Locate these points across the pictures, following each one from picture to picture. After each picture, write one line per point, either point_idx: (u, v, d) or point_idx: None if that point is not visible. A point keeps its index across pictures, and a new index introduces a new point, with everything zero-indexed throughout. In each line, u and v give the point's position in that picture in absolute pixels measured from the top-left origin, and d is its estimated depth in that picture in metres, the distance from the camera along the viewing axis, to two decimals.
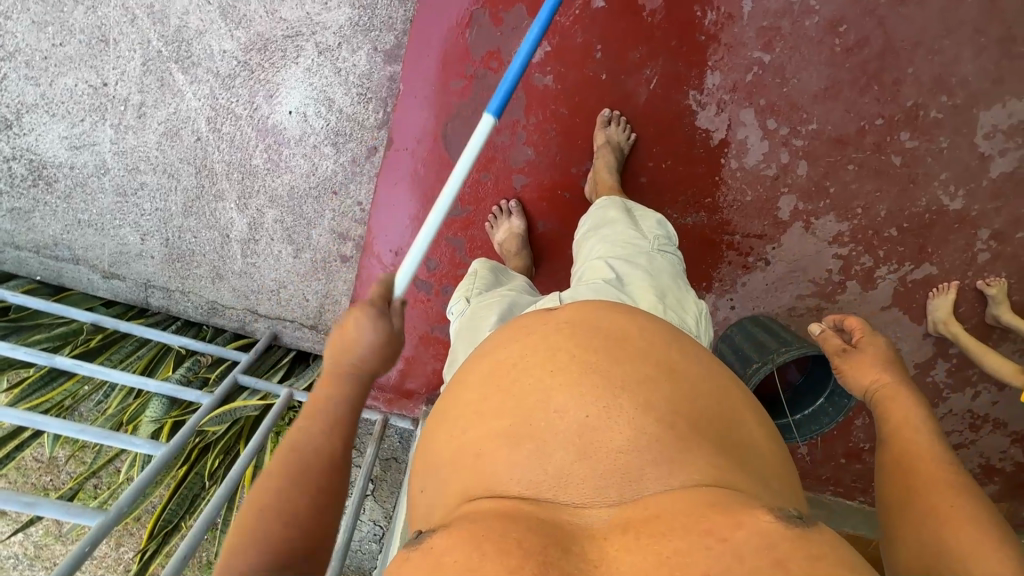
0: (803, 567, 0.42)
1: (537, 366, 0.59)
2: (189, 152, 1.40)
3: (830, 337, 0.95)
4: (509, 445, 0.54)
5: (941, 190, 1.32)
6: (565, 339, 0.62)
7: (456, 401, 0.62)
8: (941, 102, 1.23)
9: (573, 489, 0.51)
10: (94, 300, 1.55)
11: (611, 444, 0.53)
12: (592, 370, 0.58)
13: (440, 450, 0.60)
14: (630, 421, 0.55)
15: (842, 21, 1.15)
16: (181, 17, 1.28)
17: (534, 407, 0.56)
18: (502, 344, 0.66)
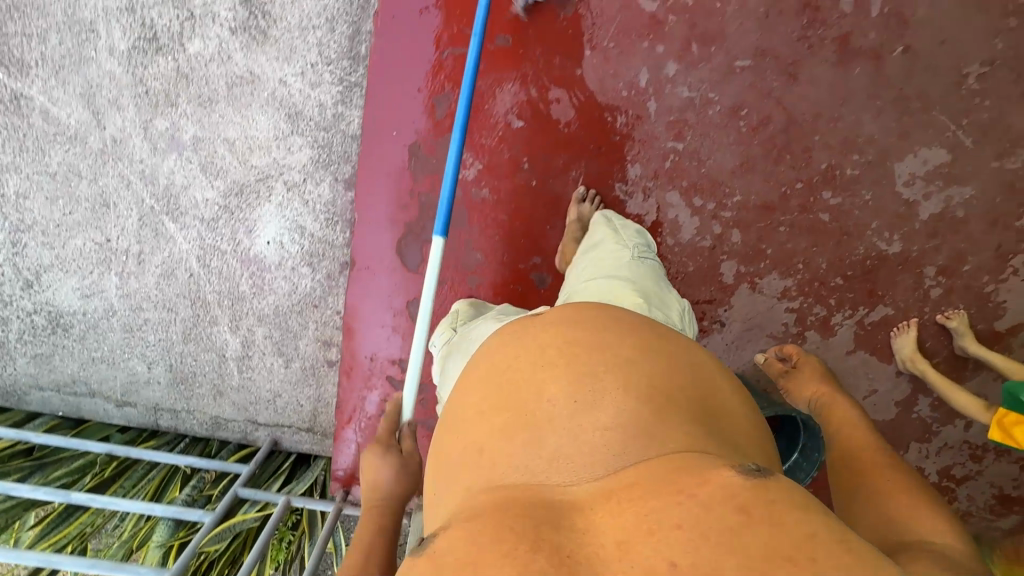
0: (763, 514, 0.47)
1: (525, 362, 0.65)
2: (185, 288, 1.56)
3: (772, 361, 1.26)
4: (508, 436, 0.59)
5: (876, 237, 1.38)
6: (550, 336, 0.67)
7: (457, 406, 0.67)
8: (854, 160, 1.31)
9: (561, 471, 0.56)
10: (110, 427, 1.69)
11: (595, 424, 0.58)
12: (580, 360, 0.63)
13: (449, 456, 0.64)
14: (612, 402, 0.59)
15: (743, 106, 1.25)
16: (168, 176, 1.46)
17: (527, 400, 0.61)
18: (493, 348, 0.71)
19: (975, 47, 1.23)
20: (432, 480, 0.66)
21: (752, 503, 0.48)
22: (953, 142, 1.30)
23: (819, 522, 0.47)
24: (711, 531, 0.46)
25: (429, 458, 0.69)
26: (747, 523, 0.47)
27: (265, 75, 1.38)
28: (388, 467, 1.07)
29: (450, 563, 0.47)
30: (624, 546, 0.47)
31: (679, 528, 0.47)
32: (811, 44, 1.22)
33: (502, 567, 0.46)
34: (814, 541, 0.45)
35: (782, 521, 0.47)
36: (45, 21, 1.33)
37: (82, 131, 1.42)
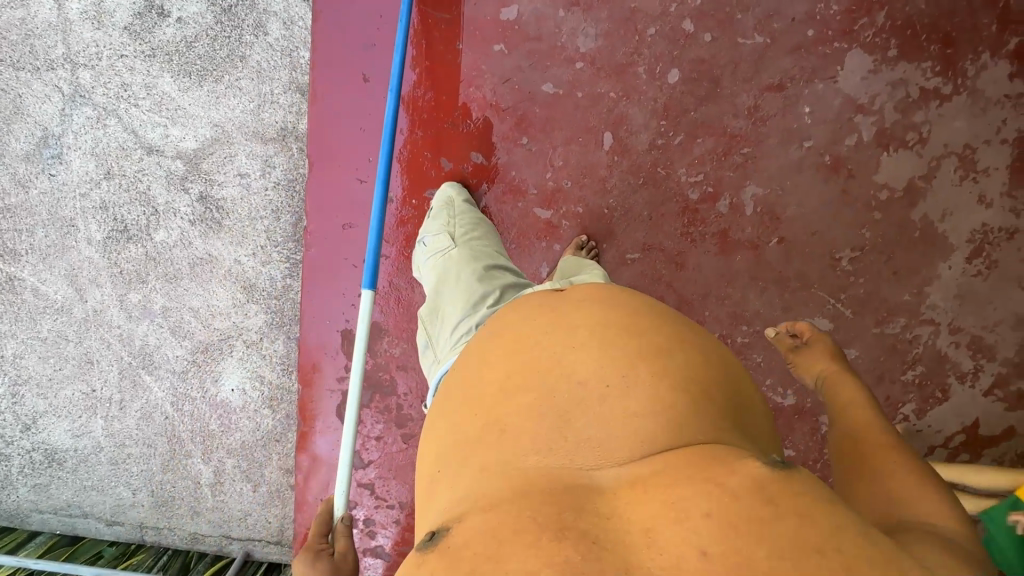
0: (790, 507, 0.49)
1: (561, 344, 0.68)
2: (161, 427, 1.76)
3: (782, 337, 1.08)
4: (534, 416, 0.63)
5: (771, 391, 1.50)
6: (579, 320, 0.71)
7: (476, 375, 0.71)
8: (744, 330, 1.44)
9: (586, 454, 0.59)
10: (103, 542, 1.89)
11: (627, 408, 0.61)
12: (612, 340, 0.68)
13: (463, 423, 0.67)
14: (642, 388, 0.63)
15: (635, 289, 1.39)
16: (142, 338, 1.65)
17: (560, 381, 0.65)
18: (518, 319, 0.76)
19: (844, 236, 1.36)
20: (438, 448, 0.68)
21: (778, 493, 0.50)
22: (834, 313, 1.43)
23: (840, 514, 0.50)
24: (737, 521, 0.48)
25: (439, 423, 0.72)
26: (777, 515, 0.48)
27: (223, 256, 1.56)
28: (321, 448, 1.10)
29: (466, 557, 0.49)
30: (651, 533, 0.49)
31: (707, 516, 0.49)
32: (693, 238, 1.36)
33: (525, 560, 0.48)
34: (835, 533, 0.47)
35: (808, 514, 0.49)
36: (32, 219, 1.54)
37: (67, 304, 1.62)
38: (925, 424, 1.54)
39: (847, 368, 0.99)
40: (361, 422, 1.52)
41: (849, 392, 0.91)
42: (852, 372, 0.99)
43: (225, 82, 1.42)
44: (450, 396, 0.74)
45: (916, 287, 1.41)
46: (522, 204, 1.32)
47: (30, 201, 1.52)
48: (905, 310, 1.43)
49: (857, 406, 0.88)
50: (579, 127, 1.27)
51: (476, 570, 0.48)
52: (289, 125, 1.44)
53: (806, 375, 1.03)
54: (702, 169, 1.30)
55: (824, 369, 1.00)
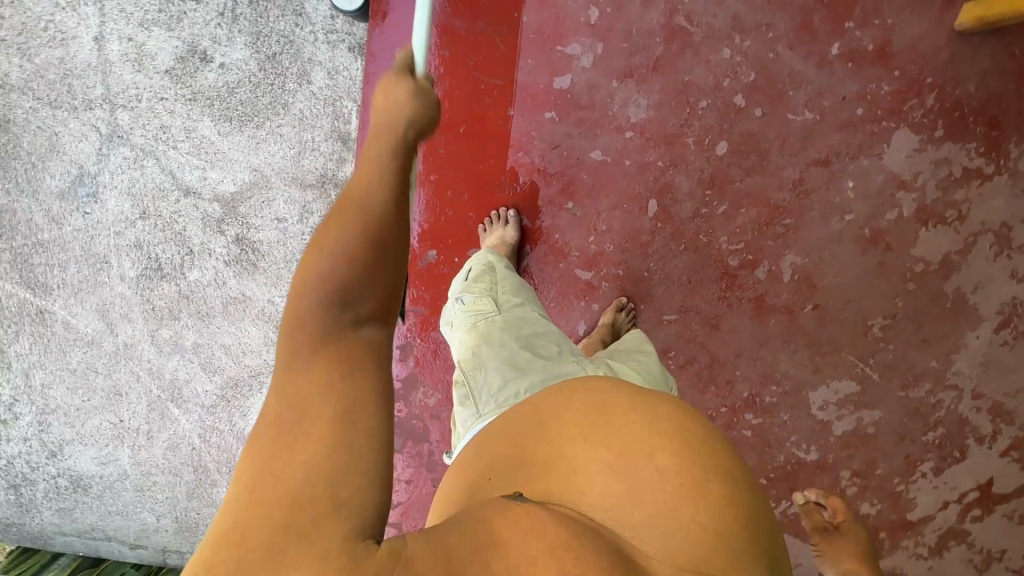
0: None
1: (644, 424, 0.66)
2: (188, 457, 1.77)
3: (813, 514, 1.09)
4: (606, 475, 0.60)
5: (795, 447, 1.54)
6: (666, 413, 0.69)
7: (556, 413, 0.70)
8: (773, 390, 1.47)
9: (645, 535, 0.56)
10: (126, 564, 1.90)
11: (695, 516, 0.58)
12: (694, 445, 0.65)
13: (530, 448, 0.66)
14: (712, 499, 0.60)
15: (670, 349, 1.41)
16: (172, 372, 1.66)
17: (640, 455, 0.62)
18: (603, 388, 0.73)
19: (878, 305, 1.38)
20: (495, 463, 0.67)
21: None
22: (861, 376, 1.46)
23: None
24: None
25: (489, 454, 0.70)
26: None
27: (256, 296, 1.56)
28: (412, 106, 0.67)
29: (542, 541, 0.46)
30: None
31: None
32: (730, 303, 1.38)
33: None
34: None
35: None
36: (64, 255, 1.53)
37: (98, 337, 1.62)
38: (941, 481, 1.58)
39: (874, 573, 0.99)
40: None
41: None
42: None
43: (266, 128, 1.41)
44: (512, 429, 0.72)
45: (943, 355, 1.44)
46: (564, 266, 1.33)
47: (63, 237, 1.51)
48: (931, 375, 1.46)
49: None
50: (625, 193, 1.28)
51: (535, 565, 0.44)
52: (328, 173, 1.43)
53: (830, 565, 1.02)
54: (743, 238, 1.32)
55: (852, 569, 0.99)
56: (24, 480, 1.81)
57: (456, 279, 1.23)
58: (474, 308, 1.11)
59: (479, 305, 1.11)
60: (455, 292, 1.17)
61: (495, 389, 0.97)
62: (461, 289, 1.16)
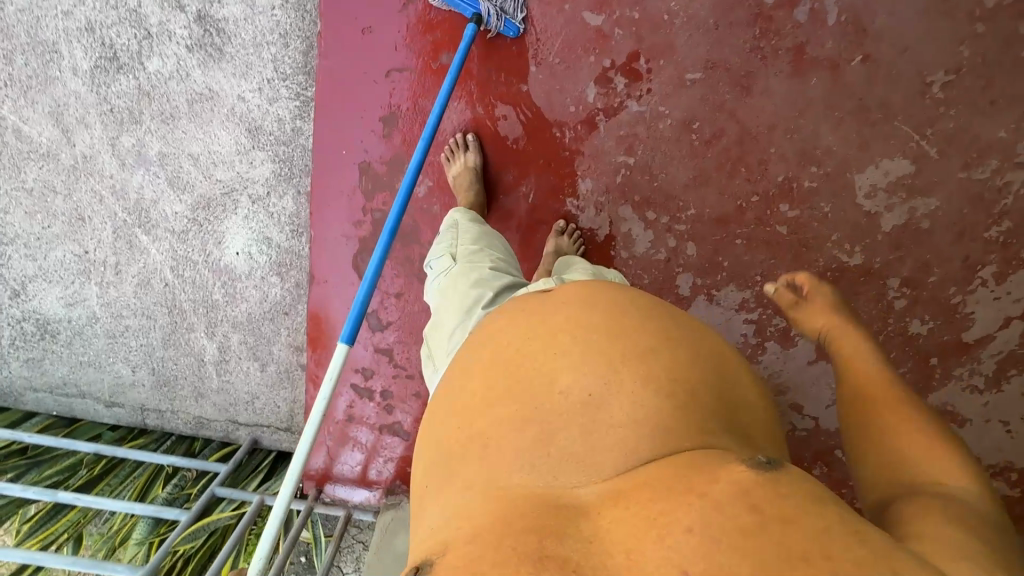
0: (776, 514, 0.48)
1: (534, 354, 0.67)
2: (161, 297, 1.62)
3: (782, 293, 0.96)
4: (511, 431, 0.63)
5: (836, 248, 1.35)
6: (560, 323, 0.69)
7: (453, 384, 0.72)
8: (813, 172, 1.28)
9: (570, 470, 0.59)
10: (102, 426, 1.79)
11: (609, 419, 0.61)
12: (599, 350, 0.65)
13: (445, 429, 0.69)
14: (628, 395, 0.62)
15: (694, 119, 1.23)
16: (138, 191, 1.50)
17: (540, 390, 0.64)
18: (499, 328, 0.73)
19: (938, 54, 1.19)
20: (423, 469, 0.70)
21: (765, 500, 0.49)
22: (916, 153, 1.26)
23: (832, 515, 0.49)
24: (718, 534, 0.47)
25: (424, 427, 0.75)
26: (762, 524, 0.47)
27: (224, 91, 1.39)
28: None
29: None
30: (632, 553, 0.49)
31: (690, 531, 0.48)
32: (763, 55, 1.19)
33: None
34: (826, 536, 0.46)
35: (797, 520, 0.47)
36: (11, 43, 1.37)
37: (53, 148, 1.46)
38: (1003, 291, 1.39)
39: (851, 318, 0.89)
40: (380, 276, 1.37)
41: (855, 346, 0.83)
42: (856, 318, 0.89)
43: None
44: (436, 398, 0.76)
45: (1013, 122, 1.23)
46: (570, 8, 1.17)
47: (7, 20, 1.35)
48: (999, 150, 1.26)
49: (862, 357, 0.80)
50: None
51: None
52: None
53: (809, 332, 0.93)
54: None
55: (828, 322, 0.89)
56: None
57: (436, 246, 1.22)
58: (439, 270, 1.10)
59: (443, 263, 1.09)
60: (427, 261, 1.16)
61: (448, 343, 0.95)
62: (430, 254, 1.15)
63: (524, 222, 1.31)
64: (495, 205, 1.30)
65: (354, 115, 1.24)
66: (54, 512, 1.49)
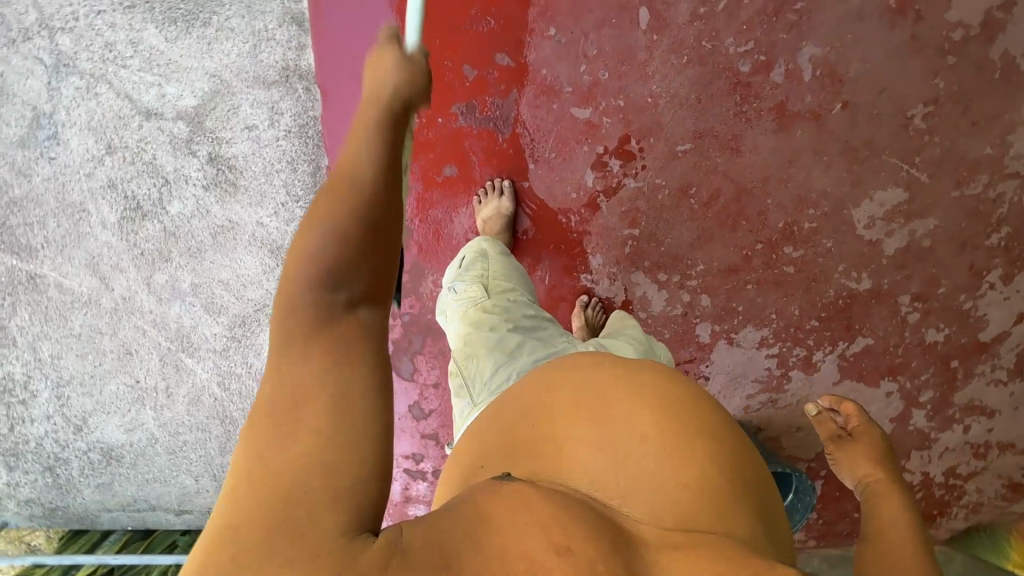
0: None
1: (623, 398, 0.69)
2: (212, 410, 1.71)
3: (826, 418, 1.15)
4: (586, 455, 0.64)
5: (844, 277, 1.40)
6: (651, 384, 0.72)
7: (537, 396, 0.74)
8: (811, 214, 1.33)
9: (632, 508, 0.60)
10: (175, 532, 1.90)
11: (680, 476, 0.62)
12: (682, 412, 0.68)
13: (514, 430, 0.71)
14: (698, 461, 0.64)
15: (690, 185, 1.29)
16: (177, 320, 1.59)
17: (618, 430, 0.66)
18: (587, 368, 0.76)
19: (915, 89, 1.23)
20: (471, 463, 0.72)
21: None
22: (908, 181, 1.31)
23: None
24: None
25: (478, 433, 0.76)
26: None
27: (244, 220, 1.47)
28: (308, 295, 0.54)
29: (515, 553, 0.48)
30: None
31: None
32: (748, 118, 1.24)
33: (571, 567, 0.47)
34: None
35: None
36: (41, 209, 1.46)
37: (94, 295, 1.56)
38: (1012, 291, 1.44)
39: (891, 468, 1.01)
40: (416, 370, 1.45)
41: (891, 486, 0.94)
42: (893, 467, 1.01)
43: (215, 25, 1.33)
44: (495, 415, 0.77)
45: (997, 138, 1.28)
46: (558, 106, 1.22)
47: (35, 189, 1.44)
48: (988, 165, 1.30)
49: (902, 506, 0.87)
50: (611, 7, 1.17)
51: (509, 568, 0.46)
52: (290, 64, 1.34)
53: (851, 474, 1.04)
54: (752, 35, 1.19)
55: (869, 470, 1.01)
56: (56, 460, 1.77)
57: (454, 265, 1.24)
58: (467, 295, 1.13)
59: (472, 292, 1.13)
60: (449, 282, 1.18)
61: (490, 383, 1.01)
62: (457, 274, 1.18)
63: (544, 302, 1.39)
64: None
65: None
66: None
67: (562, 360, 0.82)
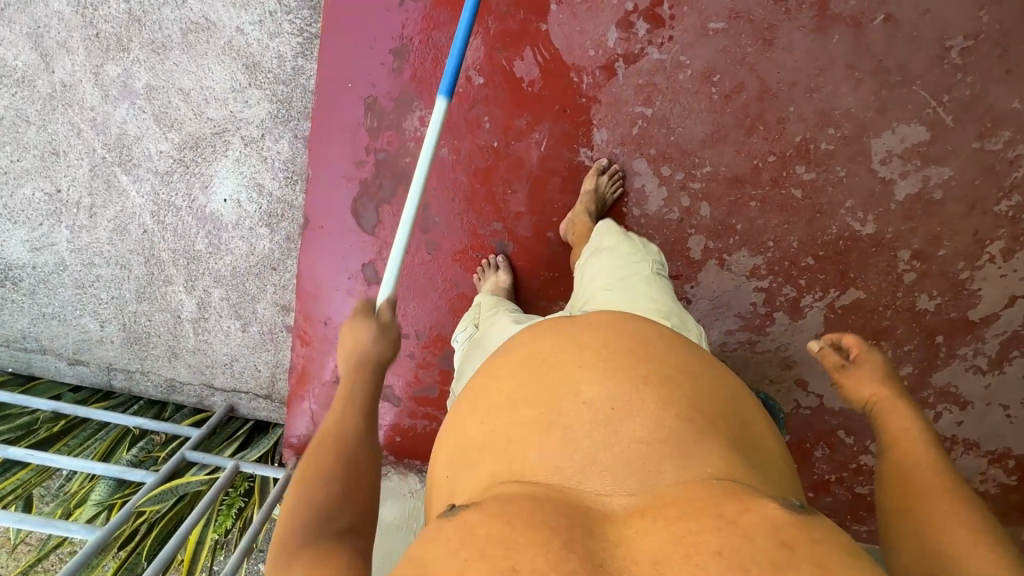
0: (807, 554, 0.44)
1: (562, 361, 0.64)
2: (138, 244, 1.51)
3: (827, 355, 0.97)
4: (534, 437, 0.58)
5: (849, 215, 1.32)
6: (591, 339, 0.66)
7: (482, 385, 0.68)
8: (831, 134, 1.26)
9: (594, 479, 0.54)
10: (62, 386, 1.65)
11: (632, 436, 0.56)
12: (623, 362, 0.62)
13: (469, 427, 0.64)
14: (651, 409, 0.58)
15: (715, 71, 1.20)
16: (120, 126, 1.40)
17: (565, 401, 0.59)
18: (524, 344, 0.70)
19: (956, 19, 1.19)
20: (450, 455, 0.65)
21: (798, 541, 0.45)
22: (933, 120, 1.25)
23: (860, 566, 0.44)
24: (750, 562, 0.42)
25: (442, 439, 0.70)
26: (792, 560, 0.43)
27: (222, 22, 1.32)
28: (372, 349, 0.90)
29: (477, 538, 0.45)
30: (660, 565, 0.43)
31: (718, 554, 0.43)
32: (787, 9, 1.18)
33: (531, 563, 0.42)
34: None
35: (829, 568, 0.43)
36: None
37: (30, 73, 1.36)
38: (1010, 269, 1.38)
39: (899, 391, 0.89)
40: (379, 224, 1.29)
41: (901, 422, 0.83)
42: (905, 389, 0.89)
43: None
44: (451, 416, 0.71)
45: None
46: None
47: None
48: (1012, 121, 1.26)
49: (910, 438, 0.80)
50: None
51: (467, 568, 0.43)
52: None
53: (855, 401, 0.93)
54: None
55: (877, 388, 0.90)
56: None
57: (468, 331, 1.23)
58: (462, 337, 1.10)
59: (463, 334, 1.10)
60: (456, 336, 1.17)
61: None
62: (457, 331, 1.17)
63: (535, 172, 1.26)
64: (506, 149, 1.24)
65: (364, 46, 1.18)
66: (1, 469, 1.32)
67: (507, 342, 0.74)
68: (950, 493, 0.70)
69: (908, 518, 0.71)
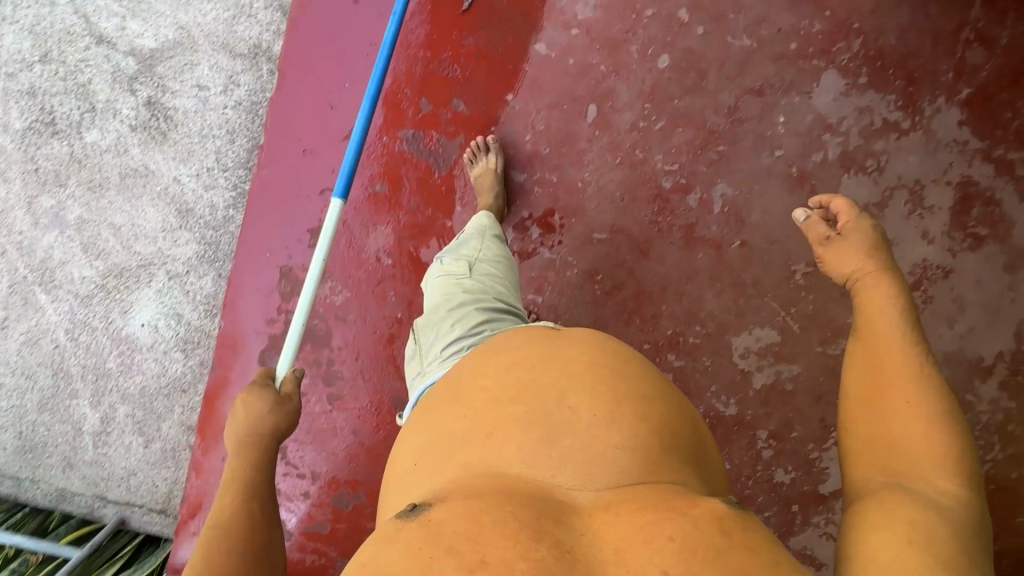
0: (742, 542, 0.51)
1: (547, 372, 0.68)
2: (47, 358, 1.54)
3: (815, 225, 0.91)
4: (518, 429, 0.63)
5: (716, 398, 1.48)
6: (575, 355, 0.70)
7: (464, 382, 0.73)
8: (697, 330, 1.43)
9: (567, 473, 0.59)
10: None
11: (608, 438, 0.61)
12: (609, 381, 0.67)
13: (447, 419, 0.69)
14: (630, 422, 0.63)
15: (597, 271, 1.37)
16: (46, 250, 1.47)
17: (550, 404, 0.64)
18: (511, 347, 0.74)
19: (799, 249, 1.40)
20: (420, 446, 0.70)
21: (733, 530, 0.52)
22: (783, 325, 1.44)
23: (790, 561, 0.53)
24: (699, 550, 0.49)
25: (426, 414, 0.74)
26: (729, 546, 0.50)
27: (160, 171, 1.42)
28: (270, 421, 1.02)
29: (444, 534, 0.50)
30: (622, 552, 0.49)
31: (671, 540, 0.49)
32: (660, 228, 1.37)
33: (502, 550, 0.48)
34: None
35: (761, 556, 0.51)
36: None
37: None
38: None
39: (883, 259, 0.83)
40: None
41: (879, 292, 0.80)
42: (892, 265, 0.82)
43: None
44: (429, 398, 0.77)
45: None
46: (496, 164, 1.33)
47: None
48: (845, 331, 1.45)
49: (886, 315, 0.77)
50: (565, 95, 1.35)
51: (453, 552, 0.48)
52: (263, 44, 1.38)
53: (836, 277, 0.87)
54: (678, 160, 1.35)
55: (863, 263, 0.83)
56: None
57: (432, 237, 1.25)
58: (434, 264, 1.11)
59: (437, 259, 1.12)
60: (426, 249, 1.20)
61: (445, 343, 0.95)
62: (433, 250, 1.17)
63: None
64: (407, 320, 1.35)
65: (284, 222, 1.30)
66: None
67: (500, 336, 0.78)
68: (922, 384, 0.72)
69: (864, 413, 0.74)
